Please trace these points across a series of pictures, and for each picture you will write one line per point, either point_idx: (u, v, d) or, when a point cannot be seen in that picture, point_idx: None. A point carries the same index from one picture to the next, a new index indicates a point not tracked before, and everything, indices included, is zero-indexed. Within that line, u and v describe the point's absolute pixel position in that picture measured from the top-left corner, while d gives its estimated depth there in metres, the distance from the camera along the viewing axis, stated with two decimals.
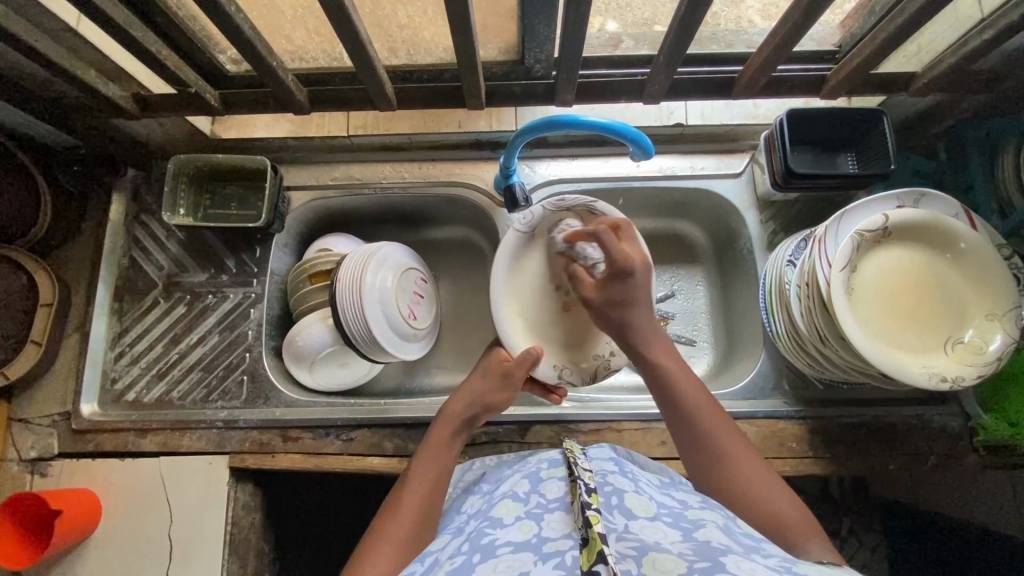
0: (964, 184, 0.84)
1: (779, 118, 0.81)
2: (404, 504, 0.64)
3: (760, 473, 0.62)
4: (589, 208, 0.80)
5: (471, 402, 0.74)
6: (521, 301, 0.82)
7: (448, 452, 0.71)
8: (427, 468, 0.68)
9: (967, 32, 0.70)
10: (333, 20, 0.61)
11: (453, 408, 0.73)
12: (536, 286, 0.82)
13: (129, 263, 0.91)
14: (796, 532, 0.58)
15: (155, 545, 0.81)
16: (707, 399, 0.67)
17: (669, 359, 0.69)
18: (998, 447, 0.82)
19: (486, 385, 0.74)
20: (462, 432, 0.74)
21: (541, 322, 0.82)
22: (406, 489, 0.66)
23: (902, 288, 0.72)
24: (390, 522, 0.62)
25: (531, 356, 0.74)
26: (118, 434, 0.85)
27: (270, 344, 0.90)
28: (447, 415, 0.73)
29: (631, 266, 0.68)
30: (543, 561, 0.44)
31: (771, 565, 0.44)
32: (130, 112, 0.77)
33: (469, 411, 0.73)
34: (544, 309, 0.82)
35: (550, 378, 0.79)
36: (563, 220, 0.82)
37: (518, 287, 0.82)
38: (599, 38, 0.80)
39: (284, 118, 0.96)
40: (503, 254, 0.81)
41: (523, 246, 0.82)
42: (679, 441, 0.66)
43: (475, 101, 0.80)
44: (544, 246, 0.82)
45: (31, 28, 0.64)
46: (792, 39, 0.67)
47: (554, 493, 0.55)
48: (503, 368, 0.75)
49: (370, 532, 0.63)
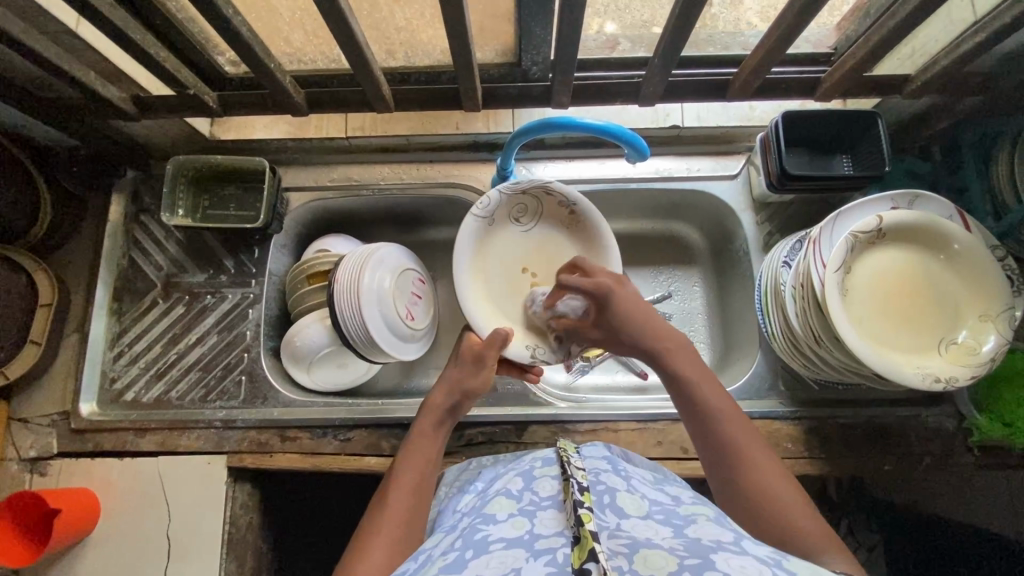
0: (958, 185, 0.85)
1: (775, 121, 0.81)
2: (393, 496, 0.65)
3: (776, 481, 0.60)
4: (547, 189, 0.83)
5: (451, 391, 0.74)
6: (487, 285, 0.84)
7: (433, 442, 0.72)
8: (415, 461, 0.69)
9: (960, 34, 0.70)
10: (330, 22, 0.62)
11: (436, 399, 0.74)
12: (499, 269, 0.85)
13: (128, 263, 0.91)
14: (814, 544, 0.55)
15: (153, 544, 0.81)
16: (728, 405, 0.66)
17: (689, 367, 0.69)
18: (993, 447, 0.82)
19: (462, 372, 0.75)
20: (447, 421, 0.74)
21: (508, 306, 0.84)
22: (394, 482, 0.67)
23: (908, 291, 0.73)
24: (382, 515, 0.63)
25: (501, 336, 0.76)
26: (117, 433, 0.85)
27: (268, 345, 0.91)
28: (430, 406, 0.74)
29: (607, 289, 0.73)
30: (535, 558, 0.44)
31: (760, 557, 0.44)
32: (129, 113, 0.78)
33: (450, 400, 0.74)
34: (508, 290, 0.85)
35: (525, 357, 0.80)
36: (519, 202, 0.84)
37: (482, 271, 0.84)
38: (596, 40, 0.81)
39: (283, 121, 0.95)
40: (464, 242, 0.82)
41: (485, 229, 0.83)
42: (700, 449, 0.65)
43: (472, 103, 0.80)
44: (503, 229, 0.85)
45: (30, 30, 0.64)
46: (786, 41, 0.67)
47: (547, 490, 0.55)
48: (474, 352, 0.76)
49: (363, 525, 0.64)
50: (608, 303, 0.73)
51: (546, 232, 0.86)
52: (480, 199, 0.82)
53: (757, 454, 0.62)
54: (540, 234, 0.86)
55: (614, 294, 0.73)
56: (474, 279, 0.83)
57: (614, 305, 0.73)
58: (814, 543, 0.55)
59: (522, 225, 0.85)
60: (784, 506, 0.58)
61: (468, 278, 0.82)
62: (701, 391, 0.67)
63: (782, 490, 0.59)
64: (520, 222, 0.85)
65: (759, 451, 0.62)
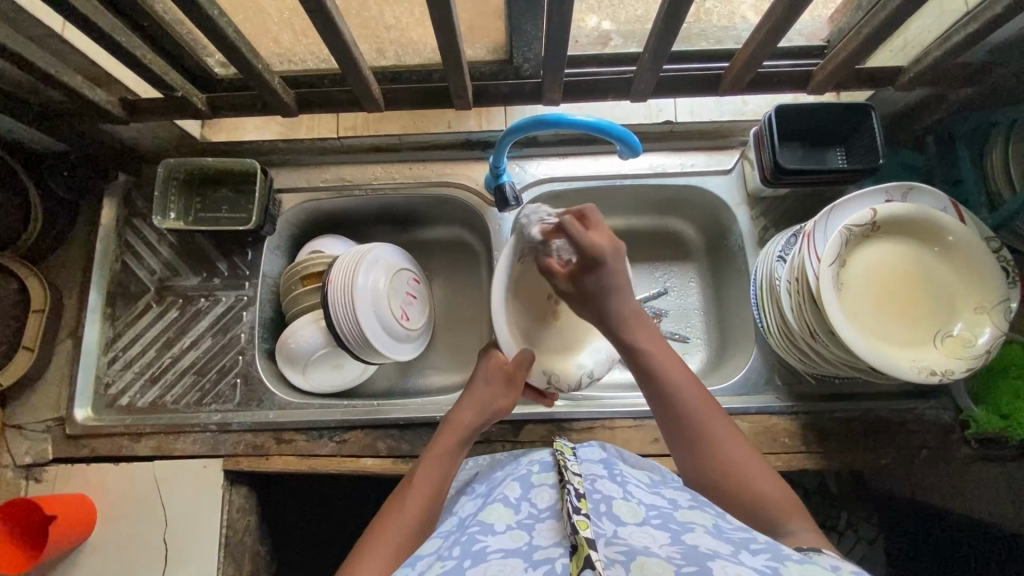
0: (954, 177, 0.84)
1: (768, 115, 0.81)
2: (408, 502, 0.64)
3: (746, 455, 0.61)
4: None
5: (477, 411, 0.74)
6: (517, 311, 0.76)
7: (454, 460, 0.70)
8: (431, 472, 0.68)
9: (952, 25, 0.70)
10: (318, 25, 0.61)
11: (462, 417, 0.73)
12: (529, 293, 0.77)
13: (121, 267, 0.91)
14: (778, 509, 0.58)
15: (150, 550, 0.81)
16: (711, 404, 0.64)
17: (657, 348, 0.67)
18: (989, 439, 0.82)
19: (489, 390, 0.74)
20: (469, 441, 0.73)
21: (532, 331, 0.77)
22: (410, 489, 0.66)
23: (894, 282, 0.72)
24: (395, 516, 0.63)
25: (527, 358, 0.73)
26: (111, 439, 0.84)
27: (263, 348, 0.90)
28: (457, 422, 0.72)
29: (603, 253, 0.66)
30: (533, 568, 0.44)
31: (756, 565, 0.43)
32: (118, 117, 0.77)
33: (478, 420, 0.73)
34: (533, 318, 0.78)
35: (541, 383, 0.76)
36: None
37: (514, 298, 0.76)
38: (589, 35, 0.80)
39: (274, 120, 0.97)
40: (500, 284, 0.75)
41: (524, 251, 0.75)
42: (662, 423, 0.65)
43: (462, 102, 0.79)
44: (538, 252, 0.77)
45: (16, 36, 0.64)
46: (778, 35, 0.67)
47: (545, 501, 0.54)
48: (506, 372, 0.75)
49: (373, 524, 0.63)
50: (597, 274, 0.66)
51: None
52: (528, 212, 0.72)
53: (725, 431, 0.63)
54: None
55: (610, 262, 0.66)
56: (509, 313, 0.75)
57: (608, 274, 0.66)
58: (778, 508, 0.58)
59: None
60: (748, 476, 0.60)
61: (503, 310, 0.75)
62: (668, 372, 0.65)
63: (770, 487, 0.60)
64: None
65: (725, 426, 0.63)
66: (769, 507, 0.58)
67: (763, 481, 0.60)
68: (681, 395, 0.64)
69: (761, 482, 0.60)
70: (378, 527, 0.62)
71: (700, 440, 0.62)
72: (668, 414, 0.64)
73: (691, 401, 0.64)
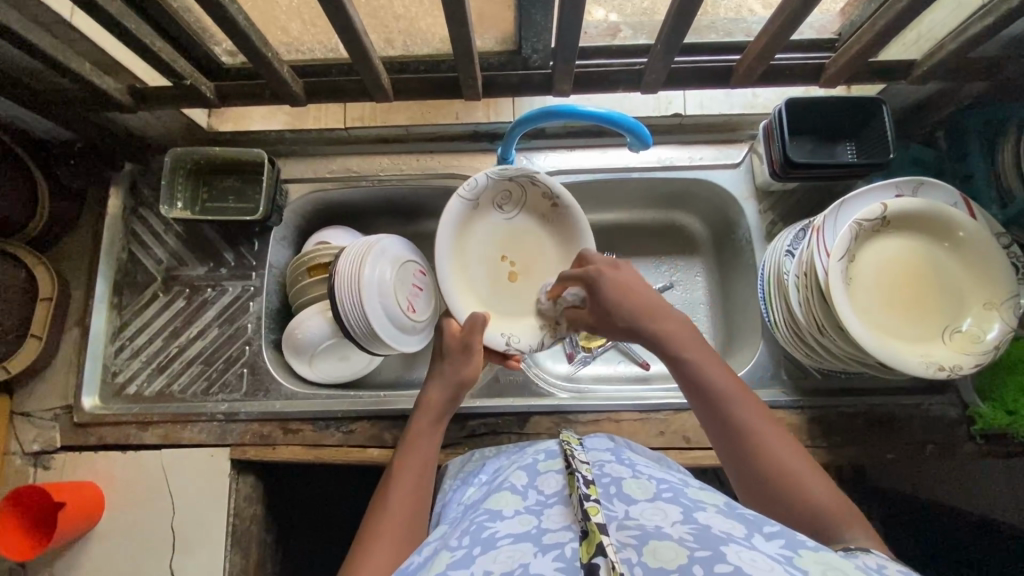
0: (964, 173, 0.84)
1: (778, 108, 0.80)
2: (394, 501, 0.64)
3: (793, 455, 0.58)
4: (533, 179, 0.80)
5: (445, 385, 0.73)
6: (465, 272, 0.81)
7: (431, 439, 0.71)
8: (411, 459, 0.68)
9: (967, 18, 0.69)
10: (330, 14, 0.61)
11: (432, 398, 0.73)
12: (480, 255, 0.83)
13: (127, 256, 0.91)
14: (829, 513, 0.55)
15: (159, 537, 0.81)
16: (750, 405, 0.61)
17: (691, 349, 0.65)
18: (996, 435, 0.82)
19: (451, 363, 0.74)
20: (445, 415, 0.73)
21: (485, 293, 0.82)
22: (391, 487, 0.65)
23: (914, 286, 0.72)
24: (383, 520, 0.62)
25: (479, 320, 0.74)
26: (119, 427, 0.85)
27: (269, 338, 0.90)
28: (426, 405, 0.72)
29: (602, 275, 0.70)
30: (544, 553, 0.44)
31: (770, 551, 0.43)
32: (126, 104, 0.77)
33: (445, 398, 0.73)
34: (486, 277, 0.83)
35: (499, 344, 0.79)
36: (505, 189, 0.82)
37: (461, 261, 0.81)
38: (598, 27, 0.81)
39: (282, 111, 0.94)
40: (444, 253, 0.78)
41: (467, 213, 0.80)
42: (712, 434, 0.62)
43: (472, 93, 0.79)
44: (484, 215, 0.82)
45: (26, 22, 0.64)
46: (789, 28, 0.66)
47: (552, 487, 0.54)
48: (460, 340, 0.75)
49: (363, 529, 0.62)
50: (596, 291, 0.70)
51: (528, 223, 0.84)
52: (465, 181, 0.79)
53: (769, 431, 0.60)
54: (521, 220, 0.84)
55: (603, 279, 0.70)
56: (456, 274, 0.80)
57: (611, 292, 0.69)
58: (836, 511, 0.55)
59: (504, 213, 0.83)
60: (792, 472, 0.57)
61: (447, 268, 0.79)
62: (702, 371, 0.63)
63: (819, 491, 0.56)
64: (503, 210, 0.83)
65: (767, 427, 0.60)
66: (817, 510, 0.55)
67: (815, 484, 0.56)
68: (730, 402, 0.61)
69: (810, 486, 0.56)
70: (369, 531, 0.61)
71: (749, 448, 0.59)
72: (716, 424, 0.62)
73: (730, 401, 0.61)
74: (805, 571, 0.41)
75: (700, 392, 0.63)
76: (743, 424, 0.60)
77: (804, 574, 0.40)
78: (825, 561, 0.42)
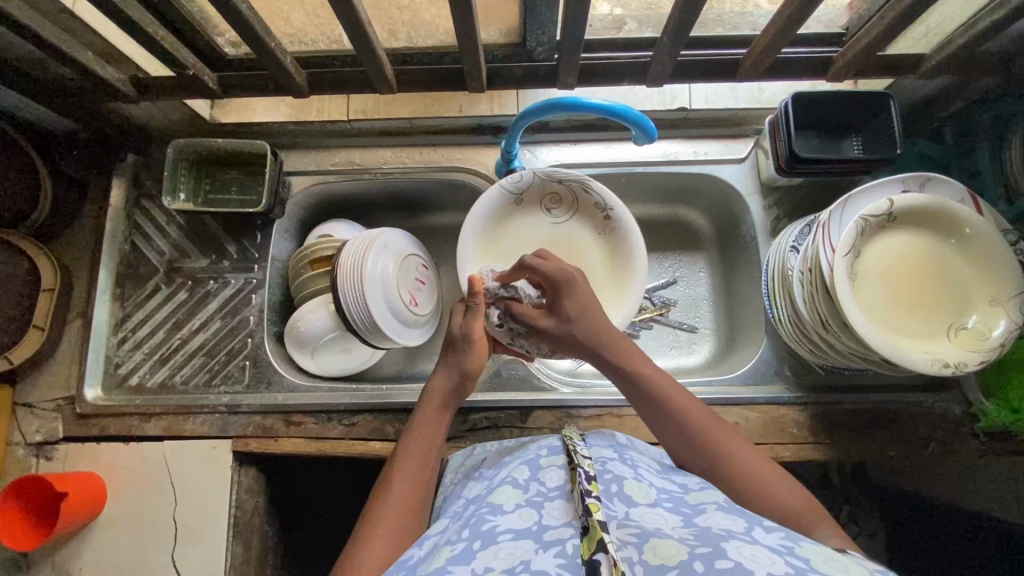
0: (971, 169, 0.83)
1: (785, 102, 0.80)
2: (398, 485, 0.64)
3: (754, 459, 0.60)
4: (584, 186, 0.84)
5: (450, 373, 0.73)
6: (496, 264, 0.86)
7: (438, 426, 0.70)
8: (416, 445, 0.68)
9: (977, 12, 0.69)
10: (333, 3, 0.60)
11: (437, 387, 0.72)
12: (516, 253, 0.86)
13: (130, 248, 0.91)
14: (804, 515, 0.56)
15: (160, 527, 0.81)
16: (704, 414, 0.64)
17: (642, 365, 0.68)
18: (1000, 432, 0.82)
19: (455, 353, 0.73)
20: (451, 404, 0.73)
21: None
22: (396, 472, 0.65)
23: (898, 290, 0.72)
24: (386, 505, 0.61)
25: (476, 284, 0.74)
26: (122, 418, 0.85)
27: (272, 331, 0.90)
28: (430, 394, 0.72)
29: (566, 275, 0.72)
30: (545, 550, 0.43)
31: (772, 544, 0.42)
32: (129, 95, 0.76)
33: (450, 387, 0.72)
34: None
35: None
36: (554, 192, 0.86)
37: (491, 252, 0.85)
38: (603, 21, 0.80)
39: (285, 102, 0.94)
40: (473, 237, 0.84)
41: (508, 208, 0.85)
42: (670, 446, 0.64)
43: (477, 84, 0.78)
44: (530, 215, 0.87)
45: (28, 10, 0.63)
46: (797, 21, 0.65)
47: (553, 481, 0.54)
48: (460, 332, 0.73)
49: (365, 511, 0.62)
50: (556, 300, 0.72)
51: (578, 230, 0.87)
52: (512, 175, 0.84)
53: (726, 437, 0.62)
54: (570, 226, 0.87)
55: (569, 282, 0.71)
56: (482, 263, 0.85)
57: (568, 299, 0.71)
58: (804, 515, 0.56)
59: (553, 216, 0.87)
60: (755, 475, 0.59)
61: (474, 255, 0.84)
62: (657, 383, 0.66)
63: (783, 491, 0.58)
64: (552, 213, 0.87)
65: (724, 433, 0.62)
66: (790, 511, 0.56)
67: (776, 487, 0.58)
68: (687, 415, 0.63)
69: (776, 488, 0.58)
70: (372, 512, 0.61)
71: (708, 456, 0.61)
72: (675, 437, 0.63)
73: (685, 411, 0.64)
74: (807, 559, 0.41)
75: (654, 406, 0.65)
76: (702, 436, 0.62)
77: (805, 564, 0.40)
78: (825, 553, 0.42)
